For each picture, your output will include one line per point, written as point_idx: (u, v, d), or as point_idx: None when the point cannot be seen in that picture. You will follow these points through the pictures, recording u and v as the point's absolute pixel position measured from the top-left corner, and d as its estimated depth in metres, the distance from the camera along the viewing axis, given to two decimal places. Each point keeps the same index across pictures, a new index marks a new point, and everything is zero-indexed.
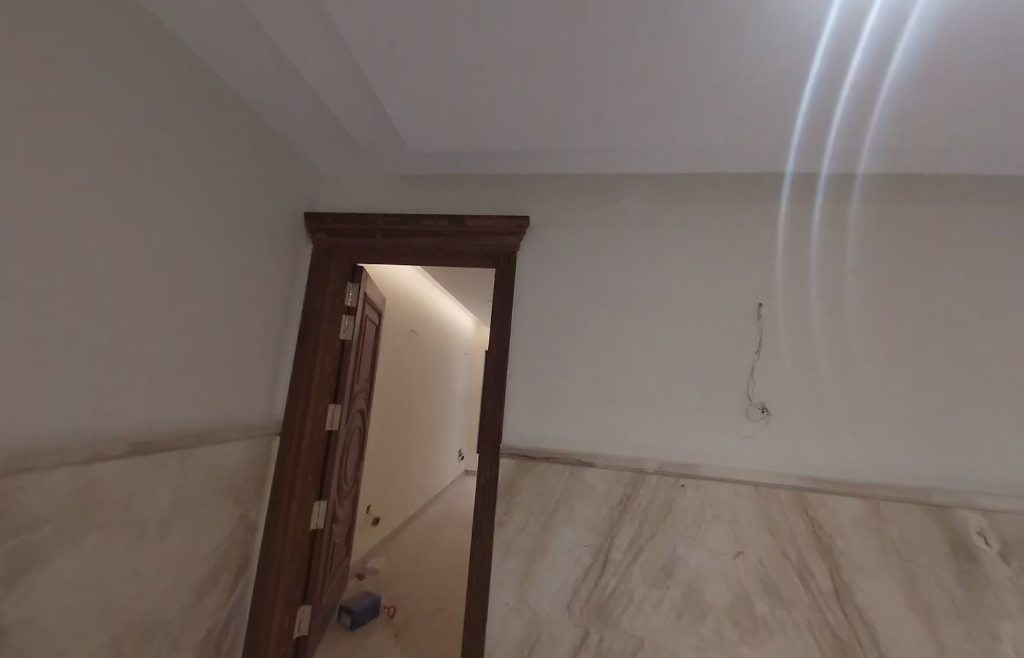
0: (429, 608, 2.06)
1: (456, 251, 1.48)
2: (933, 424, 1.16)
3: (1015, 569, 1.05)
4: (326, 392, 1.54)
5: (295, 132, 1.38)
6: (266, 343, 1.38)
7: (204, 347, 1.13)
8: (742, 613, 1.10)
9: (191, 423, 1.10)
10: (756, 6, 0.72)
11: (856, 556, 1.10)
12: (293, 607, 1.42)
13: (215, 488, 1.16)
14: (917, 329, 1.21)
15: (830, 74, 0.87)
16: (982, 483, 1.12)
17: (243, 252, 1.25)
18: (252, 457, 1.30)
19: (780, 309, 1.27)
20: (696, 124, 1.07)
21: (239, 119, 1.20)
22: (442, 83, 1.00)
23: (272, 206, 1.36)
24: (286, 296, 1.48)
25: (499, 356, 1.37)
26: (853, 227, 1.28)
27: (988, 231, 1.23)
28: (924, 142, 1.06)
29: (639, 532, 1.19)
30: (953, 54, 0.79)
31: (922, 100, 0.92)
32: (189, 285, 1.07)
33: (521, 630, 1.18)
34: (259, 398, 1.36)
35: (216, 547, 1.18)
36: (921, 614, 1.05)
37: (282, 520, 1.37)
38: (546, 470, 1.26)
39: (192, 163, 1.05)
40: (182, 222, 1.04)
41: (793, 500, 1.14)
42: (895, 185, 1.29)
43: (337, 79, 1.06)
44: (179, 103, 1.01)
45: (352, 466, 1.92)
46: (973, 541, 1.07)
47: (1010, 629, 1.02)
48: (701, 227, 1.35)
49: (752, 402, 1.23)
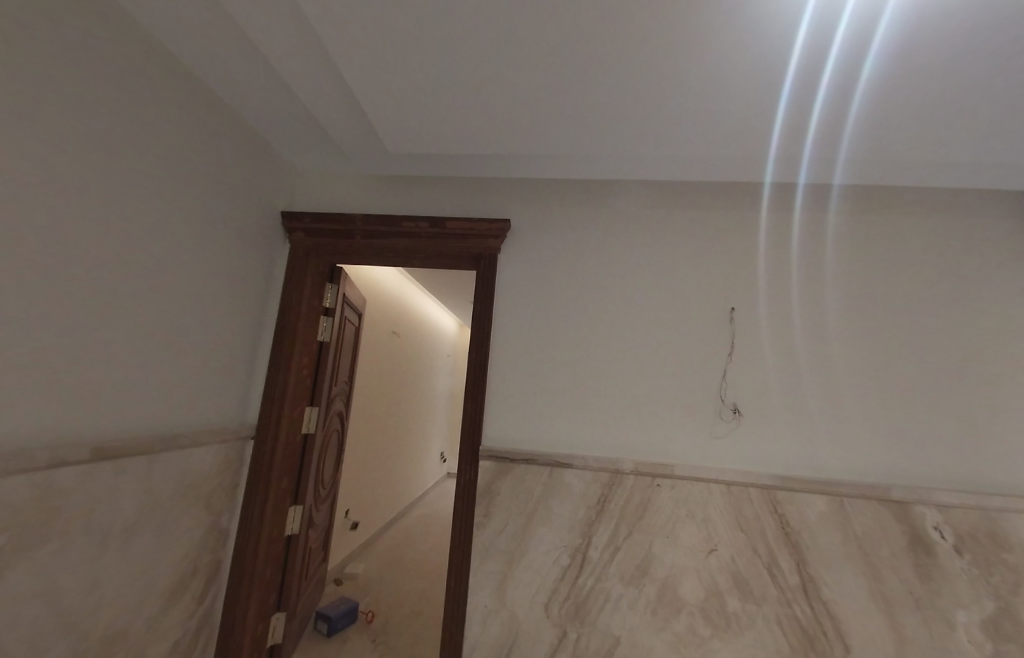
0: (408, 613, 2.03)
1: (437, 251, 1.48)
2: (894, 424, 1.22)
3: (968, 561, 1.11)
4: (302, 393, 1.51)
5: (272, 130, 1.35)
6: (240, 344, 1.35)
7: (175, 347, 1.10)
8: (714, 609, 1.13)
9: (159, 427, 1.06)
10: (732, 18, 0.76)
11: (822, 551, 1.14)
12: (266, 613, 1.38)
13: (184, 494, 1.12)
14: (879, 333, 1.27)
15: (802, 86, 0.91)
16: (937, 479, 1.18)
17: (216, 250, 1.22)
18: (224, 461, 1.27)
19: (752, 312, 1.31)
20: (672, 134, 1.10)
21: (215, 116, 1.18)
22: (424, 85, 1.00)
23: (248, 204, 1.34)
24: (261, 295, 1.44)
25: (478, 358, 1.37)
26: (821, 236, 1.34)
27: (943, 241, 1.31)
28: (888, 156, 1.12)
29: (616, 531, 1.20)
30: (913, 71, 0.84)
31: (889, 112, 0.96)
32: (159, 284, 1.04)
33: (499, 631, 1.18)
34: (231, 400, 1.32)
35: (185, 554, 1.14)
36: (883, 606, 1.10)
37: (256, 526, 1.34)
38: (525, 471, 1.27)
39: (164, 158, 1.03)
40: (152, 219, 1.01)
41: (763, 498, 1.18)
42: (859, 196, 1.36)
43: (316, 78, 1.05)
44: (151, 96, 0.98)
45: (329, 470, 1.90)
46: (930, 535, 1.13)
47: (964, 618, 1.08)
48: (677, 232, 1.38)
49: (724, 403, 1.27)
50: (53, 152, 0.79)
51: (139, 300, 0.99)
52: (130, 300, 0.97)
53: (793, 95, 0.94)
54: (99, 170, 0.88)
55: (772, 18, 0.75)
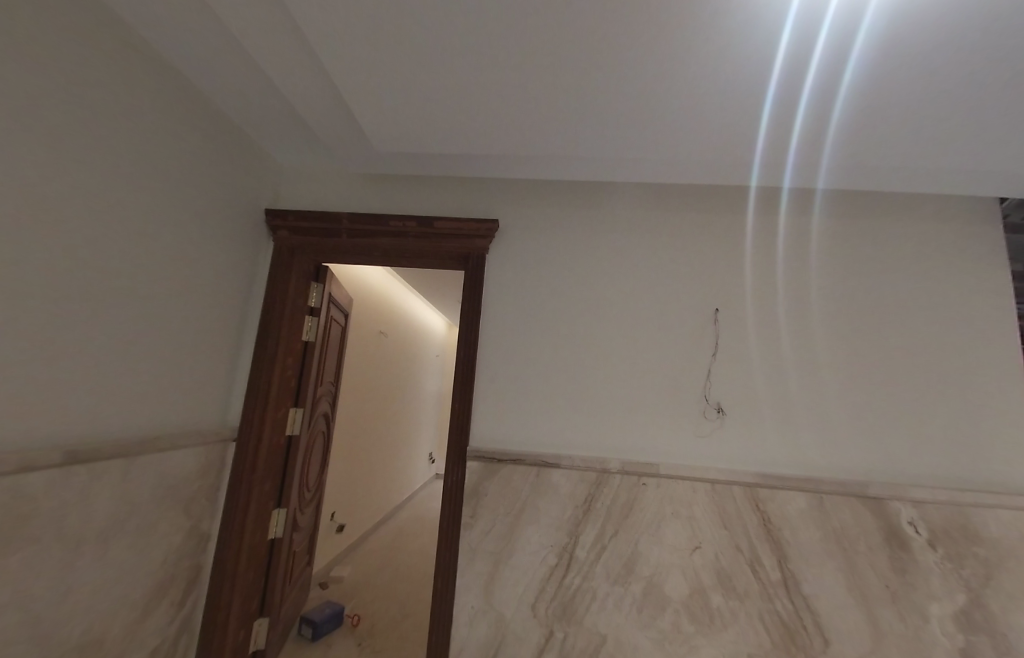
0: (394, 616, 2.01)
1: (424, 251, 1.47)
2: (871, 422, 1.25)
3: (941, 554, 1.14)
4: (286, 394, 1.49)
5: (256, 127, 1.33)
6: (221, 344, 1.32)
7: (152, 348, 1.07)
8: (698, 606, 1.15)
9: (137, 429, 1.03)
10: (720, 21, 0.77)
11: (803, 547, 1.16)
12: (248, 619, 1.36)
13: (162, 498, 1.09)
14: (857, 334, 1.31)
15: (786, 93, 0.93)
16: (912, 476, 1.22)
17: (197, 248, 1.19)
18: (205, 464, 1.24)
19: (736, 314, 1.34)
20: (660, 137, 1.12)
21: (197, 111, 1.15)
22: (412, 84, 0.99)
23: (230, 201, 1.31)
24: (244, 295, 1.41)
25: (466, 358, 1.36)
26: (802, 239, 1.37)
27: (918, 245, 1.35)
28: (869, 162, 1.15)
29: (602, 530, 1.21)
30: (893, 78, 0.86)
31: (868, 119, 0.99)
32: (136, 282, 1.01)
33: (487, 632, 1.18)
34: (212, 402, 1.29)
35: (163, 559, 1.11)
36: (860, 599, 1.13)
37: (238, 530, 1.31)
38: (513, 472, 1.27)
39: (141, 153, 1.00)
40: (129, 215, 0.98)
41: (745, 496, 1.20)
42: (838, 200, 1.39)
43: (301, 75, 1.03)
44: (129, 89, 0.96)
45: (315, 472, 1.88)
46: (905, 530, 1.16)
47: (937, 610, 1.11)
48: (663, 234, 1.40)
49: (708, 402, 1.29)
50: (24, 145, 0.76)
51: (115, 298, 0.96)
52: (106, 298, 0.94)
53: (777, 99, 0.95)
54: (72, 164, 0.85)
55: (756, 23, 0.76)
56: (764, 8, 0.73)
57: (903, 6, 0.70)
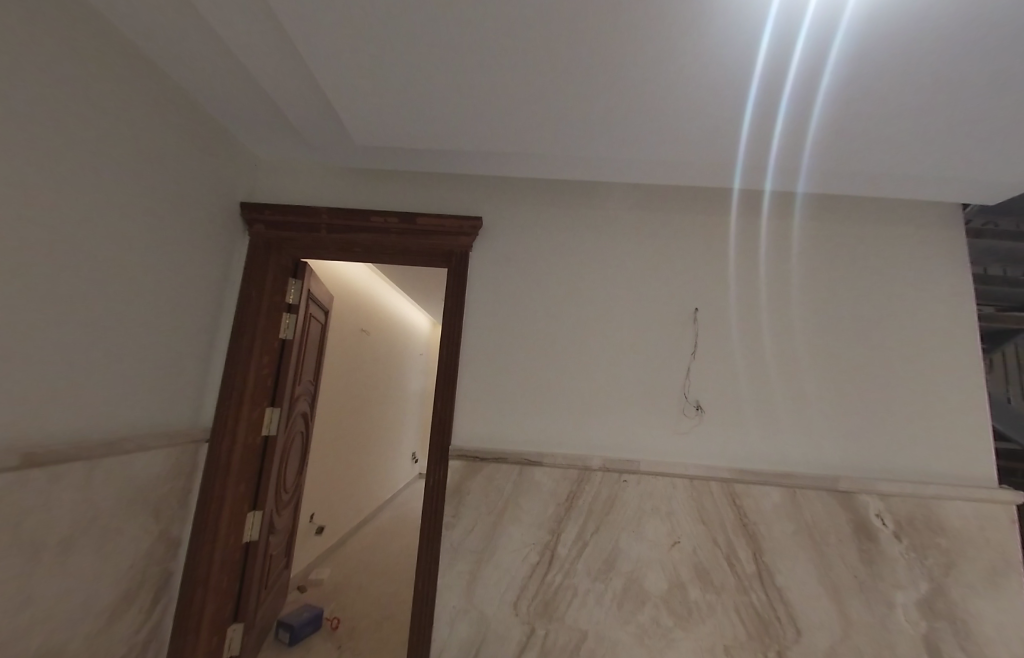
0: (375, 618, 1.98)
1: (406, 248, 1.45)
2: (841, 419, 1.30)
3: (906, 545, 1.19)
4: (262, 393, 1.45)
5: (231, 117, 1.28)
6: (193, 342, 1.27)
7: (119, 346, 1.03)
8: (677, 600, 1.17)
9: (103, 430, 0.99)
10: (704, 24, 0.78)
11: (777, 540, 1.19)
12: (221, 625, 1.32)
13: (129, 501, 1.05)
14: (830, 333, 1.35)
15: (766, 97, 0.95)
16: (879, 470, 1.26)
17: (168, 242, 1.15)
18: (175, 465, 1.20)
19: (715, 313, 1.36)
20: (644, 137, 1.13)
21: (166, 98, 1.11)
22: (393, 77, 0.97)
23: (204, 194, 1.26)
24: (218, 290, 1.37)
25: (448, 357, 1.35)
26: (778, 241, 1.41)
27: (887, 248, 1.40)
28: (846, 166, 1.18)
29: (584, 527, 1.22)
30: (868, 85, 0.89)
31: (845, 124, 1.02)
32: (102, 276, 0.97)
33: (468, 631, 1.17)
34: (183, 401, 1.25)
35: (131, 565, 1.07)
36: (830, 590, 1.17)
37: (211, 534, 1.27)
38: (495, 470, 1.27)
39: (106, 141, 0.95)
40: (91, 205, 0.93)
41: (722, 491, 1.23)
42: (813, 204, 1.43)
43: (280, 65, 1.00)
44: (95, 74, 0.91)
45: (293, 472, 1.84)
46: (872, 522, 1.20)
47: (902, 598, 1.16)
48: (644, 234, 1.42)
49: (687, 400, 1.31)
50: None
51: (78, 293, 0.92)
52: (69, 293, 0.90)
53: (758, 101, 0.97)
54: (32, 150, 0.80)
55: (736, 27, 0.77)
56: (746, 10, 0.73)
57: (877, 15, 0.72)
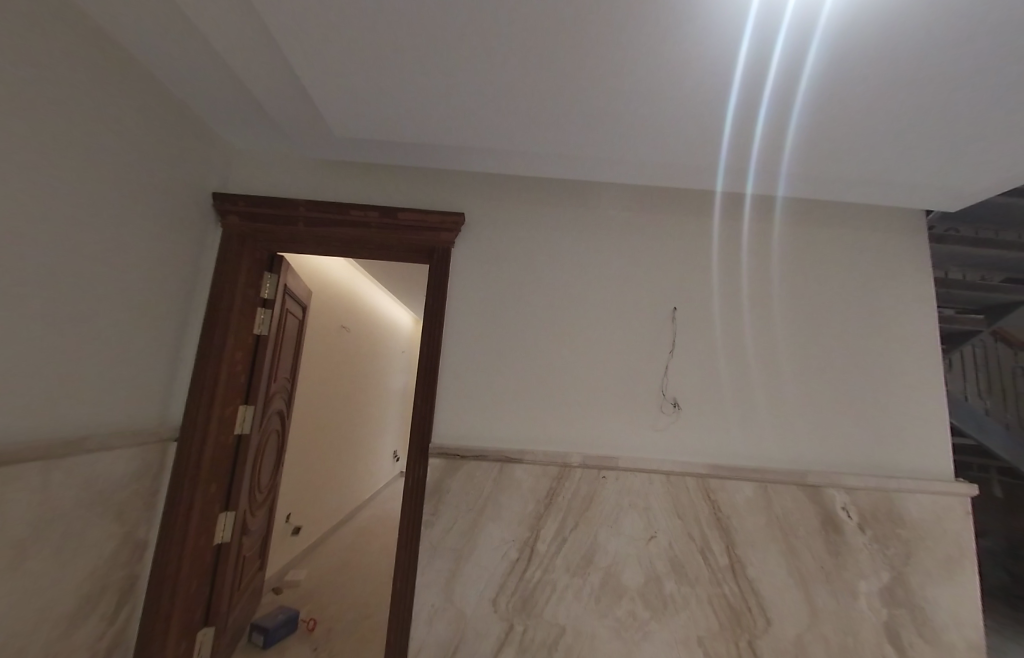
0: (353, 618, 1.96)
1: (387, 243, 1.43)
2: (811, 415, 1.34)
3: (869, 536, 1.24)
4: (235, 390, 1.41)
5: (204, 104, 1.23)
6: (162, 337, 1.23)
7: (82, 341, 0.98)
8: (653, 593, 1.19)
9: (65, 429, 0.94)
10: (686, 27, 0.79)
11: (748, 533, 1.23)
12: (190, 629, 1.28)
13: (91, 503, 1.00)
14: (801, 332, 1.40)
15: (747, 100, 0.97)
16: (846, 465, 1.32)
17: (135, 233, 1.10)
18: (141, 465, 1.15)
19: (692, 312, 1.39)
20: (627, 136, 1.14)
21: (133, 81, 1.05)
22: (374, 67, 0.95)
23: (173, 182, 1.21)
24: (188, 284, 1.32)
25: (429, 354, 1.33)
26: (753, 242, 1.45)
27: (856, 251, 1.46)
28: (821, 169, 1.22)
29: (563, 523, 1.23)
30: (844, 91, 0.91)
31: (821, 130, 1.05)
32: (65, 267, 0.93)
33: (446, 629, 1.17)
34: (150, 398, 1.20)
35: (93, 569, 1.02)
36: (798, 580, 1.21)
37: (180, 535, 1.23)
38: (475, 468, 1.26)
39: (71, 126, 0.91)
40: (54, 192, 0.88)
41: (698, 486, 1.26)
42: (788, 206, 1.47)
43: (255, 51, 0.97)
44: (58, 55, 0.87)
45: (268, 471, 1.79)
46: (838, 515, 1.25)
47: (865, 586, 1.21)
48: (625, 233, 1.43)
49: (665, 397, 1.33)
50: None
51: (40, 285, 0.87)
52: (30, 286, 0.86)
53: (738, 104, 0.99)
54: None
55: (715, 31, 0.79)
56: (727, 13, 0.75)
57: (852, 23, 0.75)
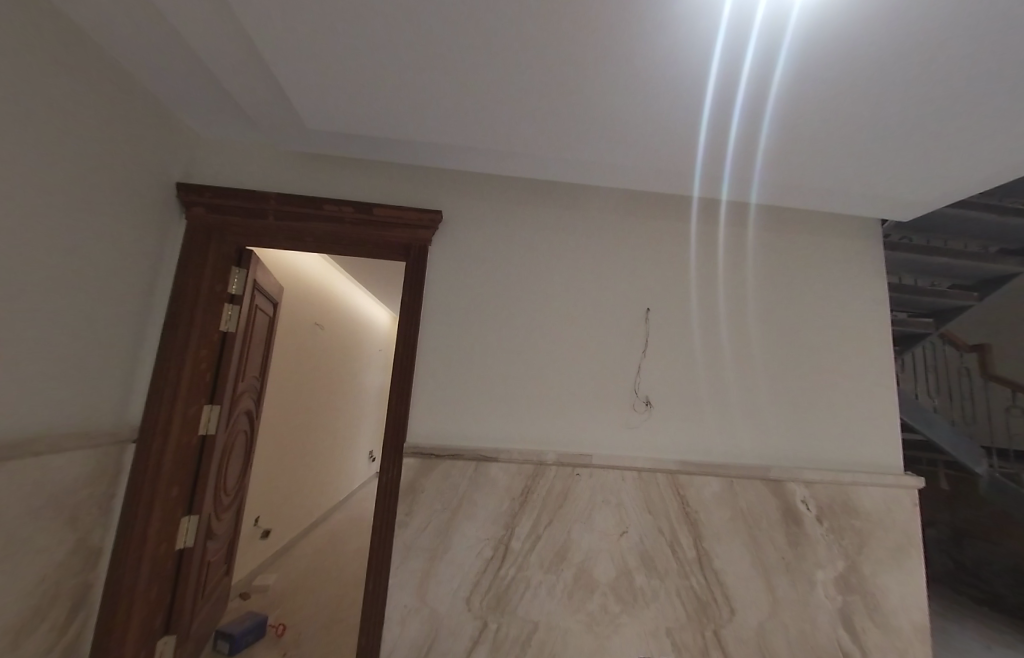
0: (324, 622, 1.92)
1: (362, 239, 1.41)
2: (774, 412, 1.40)
3: (825, 528, 1.31)
4: (198, 389, 1.35)
5: (169, 92, 1.18)
6: (121, 333, 1.17)
7: (37, 337, 0.94)
8: (624, 586, 1.22)
9: (21, 430, 0.90)
10: (664, 37, 0.82)
11: (715, 525, 1.28)
12: (150, 636, 1.23)
13: (42, 508, 0.95)
14: (768, 333, 1.46)
15: (720, 107, 1.01)
16: (805, 459, 1.38)
17: (93, 224, 1.05)
18: (96, 467, 1.09)
19: (665, 312, 1.43)
20: (605, 138, 1.16)
21: (96, 65, 1.01)
22: (354, 62, 0.94)
23: (136, 172, 1.16)
24: (150, 278, 1.26)
25: (405, 354, 1.32)
26: (722, 246, 1.50)
27: (817, 256, 1.53)
28: (788, 176, 1.27)
29: (537, 521, 1.24)
30: (810, 102, 0.96)
31: (788, 139, 1.10)
32: (20, 260, 0.88)
33: (420, 629, 1.16)
34: (109, 397, 1.14)
35: (43, 580, 0.96)
36: (761, 570, 1.27)
37: (138, 540, 1.18)
38: (450, 467, 1.26)
39: (30, 113, 0.86)
40: (14, 182, 0.85)
41: (668, 482, 1.29)
42: (756, 212, 1.53)
43: (229, 42, 0.95)
44: (17, 38, 0.83)
45: (234, 472, 1.73)
46: (799, 507, 1.32)
47: (821, 575, 1.28)
48: (601, 233, 1.46)
49: (638, 395, 1.37)
50: None
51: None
52: None
53: (713, 111, 1.02)
54: None
55: (687, 38, 0.81)
56: (699, 21, 0.77)
57: (815, 39, 0.79)
